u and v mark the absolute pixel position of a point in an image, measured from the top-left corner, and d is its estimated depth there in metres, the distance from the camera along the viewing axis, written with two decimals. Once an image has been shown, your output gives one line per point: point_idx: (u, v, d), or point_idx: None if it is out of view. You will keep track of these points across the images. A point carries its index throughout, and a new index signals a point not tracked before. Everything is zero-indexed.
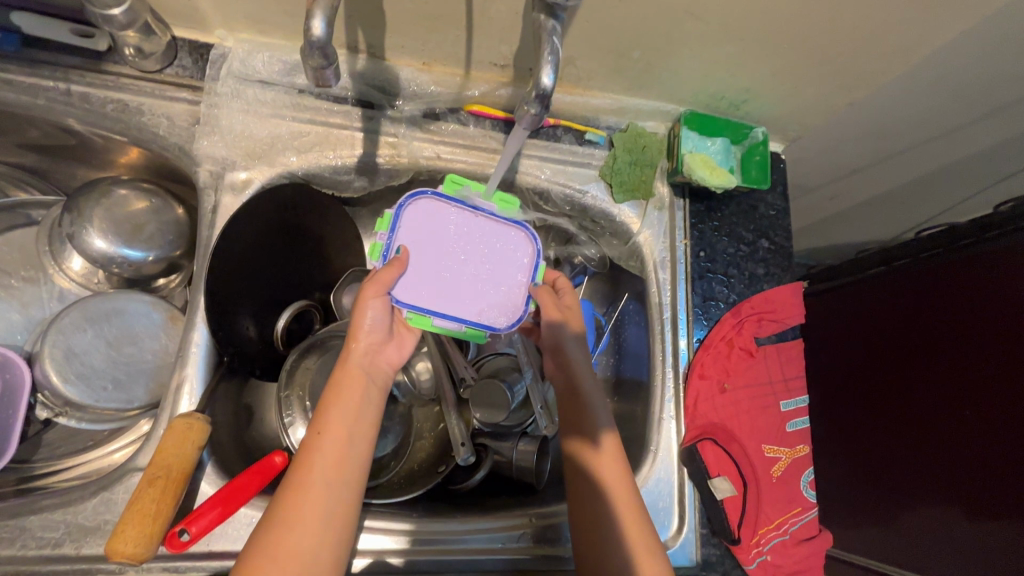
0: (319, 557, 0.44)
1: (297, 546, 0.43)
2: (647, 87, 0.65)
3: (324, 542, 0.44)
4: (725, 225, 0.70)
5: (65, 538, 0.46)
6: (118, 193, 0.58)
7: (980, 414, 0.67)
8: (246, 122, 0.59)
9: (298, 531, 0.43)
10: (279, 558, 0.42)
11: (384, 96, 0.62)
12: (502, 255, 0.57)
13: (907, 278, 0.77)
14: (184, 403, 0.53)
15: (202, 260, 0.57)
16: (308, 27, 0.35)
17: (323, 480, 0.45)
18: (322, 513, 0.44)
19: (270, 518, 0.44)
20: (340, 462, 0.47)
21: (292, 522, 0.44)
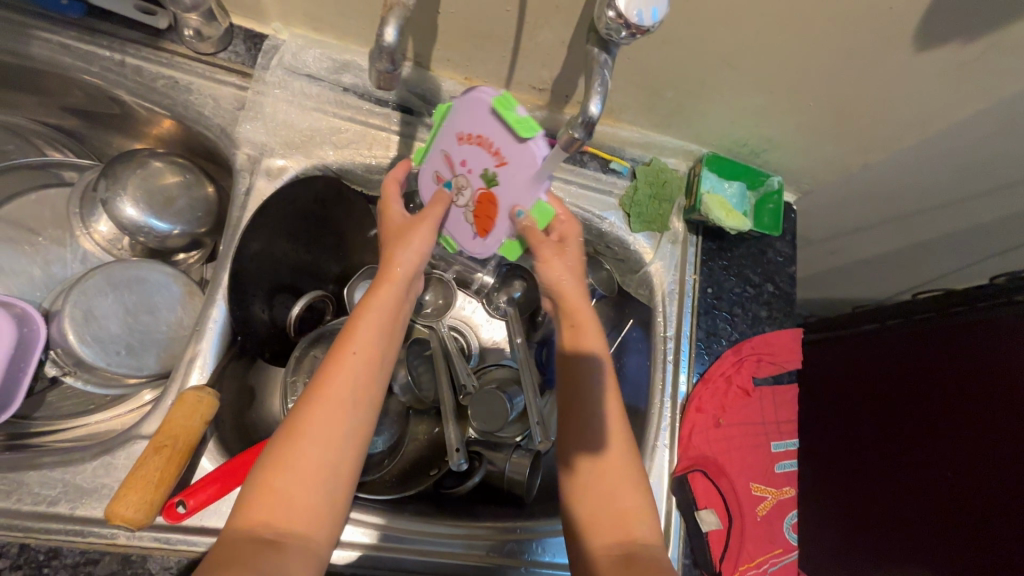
0: (333, 481, 0.43)
1: (311, 465, 0.42)
2: (675, 126, 0.67)
3: (340, 451, 0.44)
4: (734, 265, 0.72)
5: (61, 497, 0.46)
6: (154, 165, 0.60)
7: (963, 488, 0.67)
8: (289, 112, 0.61)
9: (315, 451, 0.43)
10: (292, 479, 0.42)
11: (424, 105, 0.64)
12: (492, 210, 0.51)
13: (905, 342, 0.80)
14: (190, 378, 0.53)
15: (228, 241, 0.58)
16: (380, 33, 0.38)
17: (344, 402, 0.45)
18: (341, 435, 0.44)
19: (293, 428, 0.43)
20: (366, 379, 0.46)
21: (314, 431, 0.43)
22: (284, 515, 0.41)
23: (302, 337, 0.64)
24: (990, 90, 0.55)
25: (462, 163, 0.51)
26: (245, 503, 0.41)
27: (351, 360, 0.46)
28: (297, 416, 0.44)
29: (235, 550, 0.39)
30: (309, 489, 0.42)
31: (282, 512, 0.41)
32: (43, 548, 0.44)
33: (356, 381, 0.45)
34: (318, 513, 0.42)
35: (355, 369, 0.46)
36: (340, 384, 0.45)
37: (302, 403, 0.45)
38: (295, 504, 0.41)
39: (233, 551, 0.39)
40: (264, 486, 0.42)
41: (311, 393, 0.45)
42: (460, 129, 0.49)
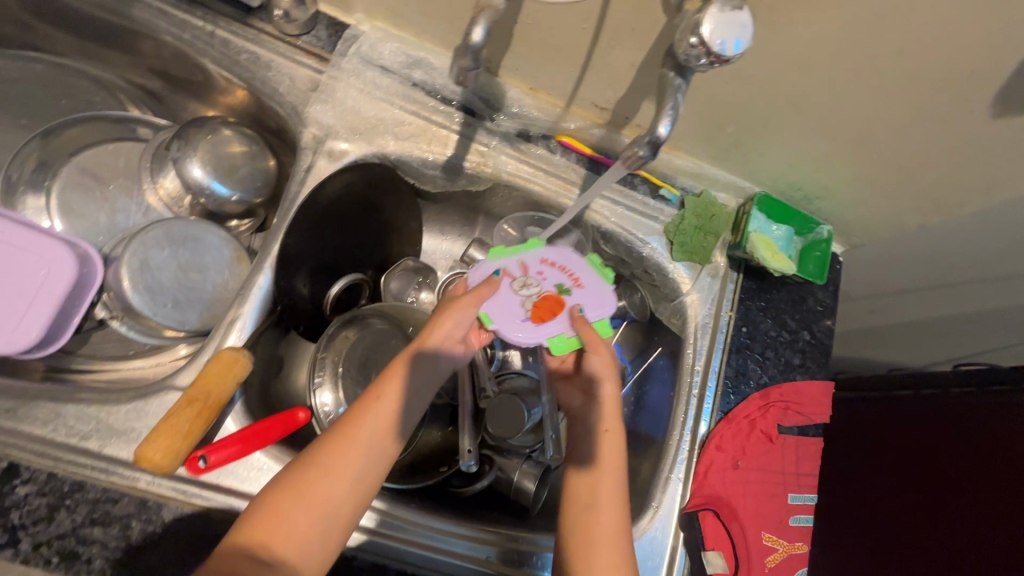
0: (334, 519, 0.45)
1: (318, 501, 0.45)
2: (731, 161, 0.67)
3: (349, 490, 0.46)
4: (772, 308, 0.71)
5: (93, 433, 0.48)
6: (224, 133, 0.62)
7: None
8: (358, 99, 0.63)
9: (326, 490, 0.45)
10: (300, 507, 0.44)
11: (487, 108, 0.66)
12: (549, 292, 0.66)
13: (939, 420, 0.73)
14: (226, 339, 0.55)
15: (284, 213, 0.59)
16: (468, 32, 0.40)
17: (363, 447, 0.47)
18: (352, 475, 0.46)
19: (313, 459, 0.46)
20: (386, 428, 0.49)
21: (331, 467, 0.46)
22: (282, 542, 0.43)
23: (335, 317, 0.66)
24: None
25: (540, 276, 0.65)
26: (251, 523, 0.43)
27: (379, 407, 0.49)
28: (318, 450, 0.47)
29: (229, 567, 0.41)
30: (311, 524, 0.44)
31: (282, 538, 0.43)
32: (67, 479, 0.46)
33: (379, 429, 0.49)
34: (314, 548, 0.44)
35: (377, 417, 0.49)
36: (365, 428, 0.48)
37: (325, 438, 0.47)
38: (293, 535, 0.43)
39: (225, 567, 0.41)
40: (271, 509, 0.44)
41: (336, 431, 0.48)
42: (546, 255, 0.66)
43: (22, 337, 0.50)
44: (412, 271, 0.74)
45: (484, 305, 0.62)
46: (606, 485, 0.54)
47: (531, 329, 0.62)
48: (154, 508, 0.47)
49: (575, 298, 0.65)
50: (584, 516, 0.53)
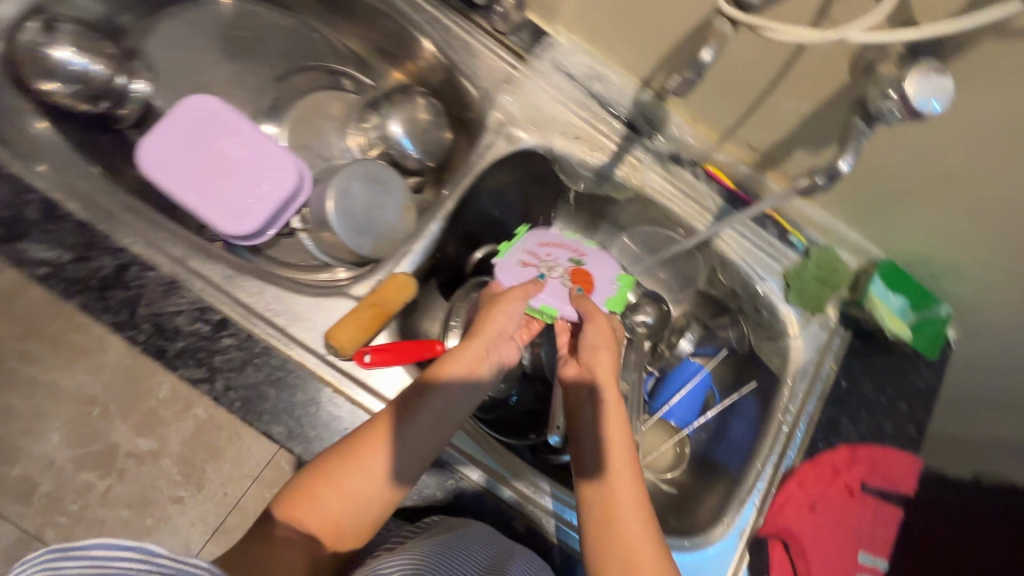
0: (362, 510, 0.50)
1: (347, 493, 0.49)
2: (866, 222, 0.71)
3: (378, 486, 0.50)
4: (874, 372, 0.73)
5: (283, 313, 0.57)
6: (418, 100, 0.74)
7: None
8: (540, 96, 0.72)
9: (353, 483, 0.49)
10: (332, 495, 0.49)
11: (648, 127, 0.73)
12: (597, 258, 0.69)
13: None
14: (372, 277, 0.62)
15: (460, 177, 0.69)
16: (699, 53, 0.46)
17: (395, 446, 0.51)
18: (382, 472, 0.50)
19: (348, 451, 0.50)
20: (421, 430, 0.52)
21: (364, 461, 0.50)
22: (312, 522, 0.48)
23: (474, 277, 0.75)
24: None
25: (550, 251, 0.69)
26: (290, 499, 0.49)
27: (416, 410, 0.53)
28: (354, 442, 0.51)
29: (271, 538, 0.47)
30: (339, 514, 0.49)
31: (312, 519, 0.49)
32: (260, 341, 0.55)
33: (412, 429, 0.52)
34: (343, 532, 0.49)
35: (412, 420, 0.52)
36: (400, 428, 0.52)
37: (363, 433, 0.51)
38: (322, 517, 0.49)
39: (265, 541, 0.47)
40: (306, 491, 0.49)
41: (374, 426, 0.52)
42: (539, 241, 0.69)
43: (248, 222, 0.62)
44: None
45: (538, 300, 0.63)
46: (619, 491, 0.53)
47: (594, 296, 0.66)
48: (314, 386, 0.55)
49: (596, 252, 0.70)
50: (601, 523, 0.52)
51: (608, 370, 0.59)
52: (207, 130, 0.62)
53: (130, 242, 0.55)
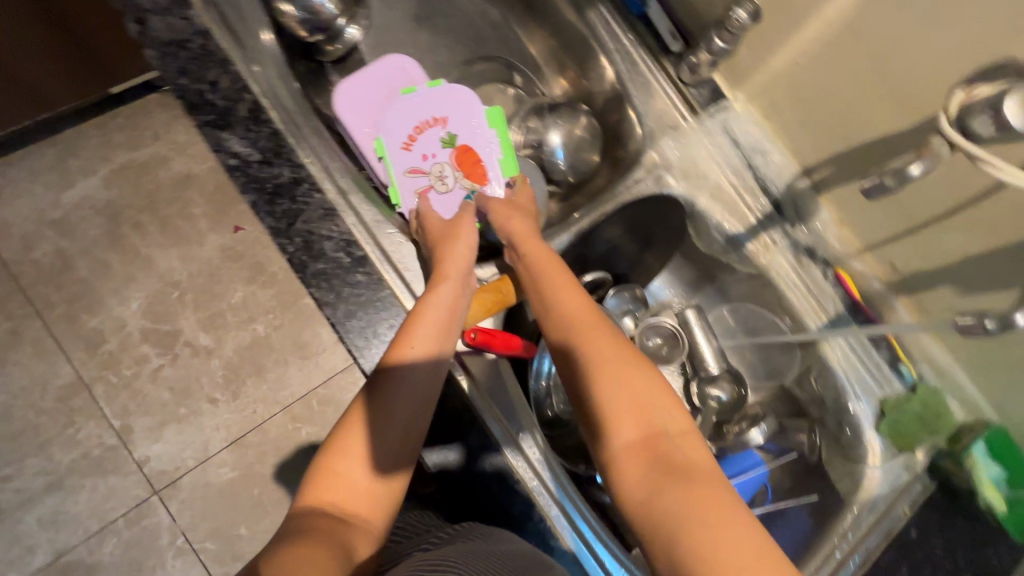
0: (386, 468, 0.49)
1: (369, 457, 0.49)
2: (988, 377, 0.68)
3: (391, 440, 0.50)
4: (951, 535, 0.68)
5: (413, 269, 0.61)
6: (581, 119, 0.78)
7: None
8: (699, 152, 0.73)
9: (370, 442, 0.49)
10: (352, 462, 0.48)
11: (794, 214, 0.73)
12: (451, 101, 0.71)
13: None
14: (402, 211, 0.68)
15: (600, 202, 0.74)
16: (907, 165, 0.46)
17: (396, 396, 0.51)
18: (389, 421, 0.50)
19: (352, 421, 0.51)
20: (410, 366, 0.52)
21: (369, 420, 0.50)
22: (342, 498, 0.47)
23: None
24: None
25: (424, 154, 0.69)
26: (313, 485, 0.48)
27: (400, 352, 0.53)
28: (356, 411, 0.51)
29: (314, 520, 0.44)
30: (369, 482, 0.48)
31: (341, 497, 0.47)
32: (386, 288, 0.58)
33: (405, 366, 0.52)
34: (377, 503, 0.48)
35: (397, 358, 0.53)
36: (390, 372, 0.52)
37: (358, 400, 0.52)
38: (354, 487, 0.48)
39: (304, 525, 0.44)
40: (329, 472, 0.48)
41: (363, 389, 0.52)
42: (401, 141, 0.69)
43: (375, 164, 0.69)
44: (631, 300, 0.85)
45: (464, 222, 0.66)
46: (598, 357, 0.52)
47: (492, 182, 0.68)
48: None
49: (478, 142, 0.70)
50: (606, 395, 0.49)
51: (551, 287, 0.59)
52: (382, 83, 0.73)
53: (308, 161, 0.60)
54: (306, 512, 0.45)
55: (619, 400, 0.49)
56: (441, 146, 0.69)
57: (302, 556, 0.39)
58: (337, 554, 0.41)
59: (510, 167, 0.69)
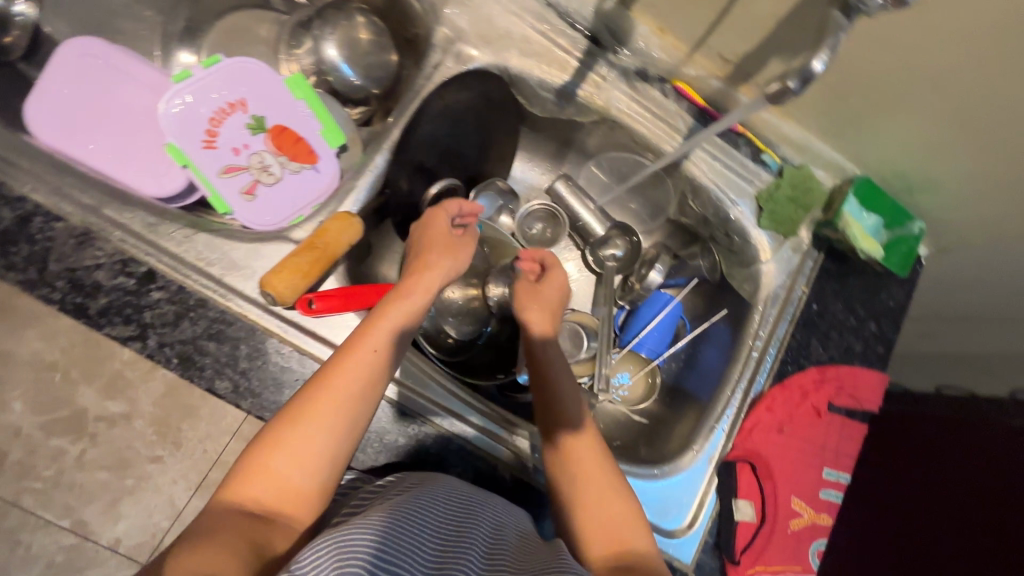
0: (330, 474, 0.46)
1: (306, 452, 0.45)
2: (838, 137, 0.67)
3: (342, 446, 0.47)
4: (845, 294, 0.71)
5: (217, 262, 0.53)
6: (357, 20, 0.66)
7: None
8: (492, 9, 0.65)
9: (311, 436, 0.46)
10: (292, 463, 0.45)
11: (613, 41, 0.67)
12: (264, 92, 0.58)
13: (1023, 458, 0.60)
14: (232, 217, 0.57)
15: (407, 102, 0.63)
16: None
17: (354, 397, 0.48)
18: (344, 426, 0.47)
19: (298, 414, 0.46)
20: (374, 376, 0.49)
21: (319, 420, 0.46)
22: (273, 496, 0.44)
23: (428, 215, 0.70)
24: None
25: (233, 147, 0.56)
26: (238, 479, 0.44)
27: (363, 357, 0.49)
28: (304, 403, 0.47)
29: (228, 521, 0.41)
30: (302, 480, 0.45)
31: (272, 495, 0.44)
32: (194, 294, 0.51)
33: (370, 377, 0.49)
34: (307, 498, 0.45)
35: (362, 364, 0.49)
36: (351, 373, 0.48)
37: (308, 392, 0.47)
38: (287, 483, 0.45)
39: (221, 522, 0.41)
40: (260, 465, 0.45)
41: (317, 384, 0.48)
42: (198, 141, 0.55)
43: (172, 176, 0.56)
44: (499, 193, 0.79)
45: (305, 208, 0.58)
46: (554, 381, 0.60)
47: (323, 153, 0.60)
48: (259, 338, 0.52)
49: (291, 116, 0.59)
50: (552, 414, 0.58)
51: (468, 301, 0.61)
52: (109, 73, 0.57)
53: (29, 190, 0.48)
54: (228, 508, 0.43)
55: (574, 415, 0.58)
56: (251, 133, 0.57)
57: (202, 563, 0.36)
58: (243, 559, 0.38)
59: (336, 136, 0.60)
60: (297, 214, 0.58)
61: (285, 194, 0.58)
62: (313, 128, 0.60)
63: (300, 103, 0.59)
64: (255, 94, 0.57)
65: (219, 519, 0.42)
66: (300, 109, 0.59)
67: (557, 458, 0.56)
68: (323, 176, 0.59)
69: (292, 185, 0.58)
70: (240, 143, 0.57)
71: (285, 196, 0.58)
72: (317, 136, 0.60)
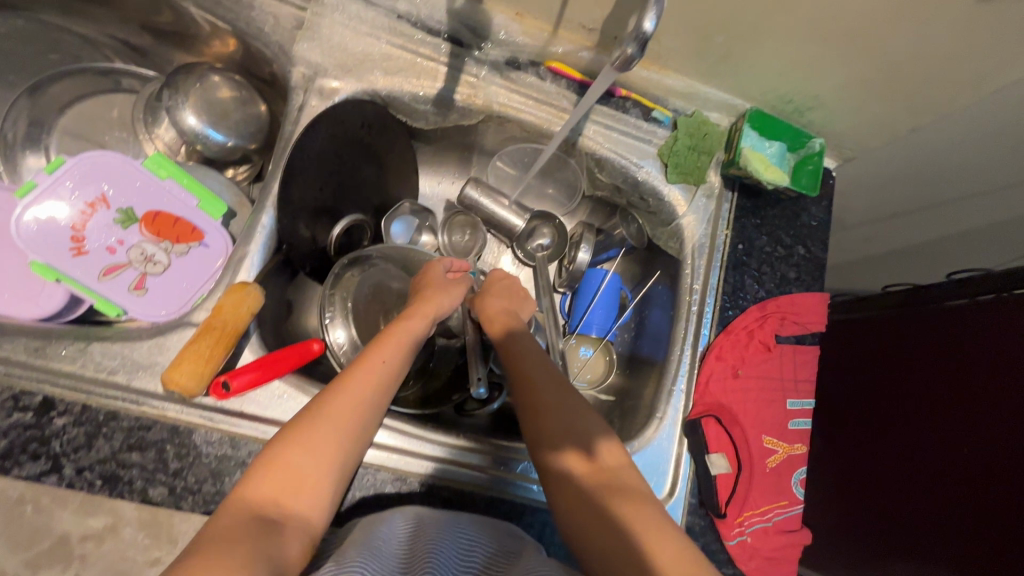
0: (343, 475, 0.46)
1: (329, 450, 0.45)
2: (719, 77, 0.67)
3: (359, 446, 0.47)
4: (767, 225, 0.72)
5: (120, 368, 0.50)
6: (212, 79, 0.62)
7: (934, 502, 0.60)
8: (343, 36, 0.62)
9: (334, 437, 0.46)
10: (311, 461, 0.44)
11: (474, 38, 0.65)
12: (124, 183, 0.55)
13: (964, 319, 0.61)
14: (127, 316, 0.55)
15: (278, 156, 0.61)
16: None
17: (369, 398, 0.49)
18: (361, 425, 0.47)
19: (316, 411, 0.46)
20: (388, 383, 0.51)
21: (338, 418, 0.46)
22: (290, 497, 0.42)
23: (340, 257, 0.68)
24: None
25: (106, 246, 0.54)
26: (251, 482, 0.42)
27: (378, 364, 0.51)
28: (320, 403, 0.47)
29: (239, 527, 0.39)
30: (319, 480, 0.44)
31: (288, 496, 0.42)
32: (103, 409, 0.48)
33: (386, 381, 0.51)
34: (320, 502, 0.44)
35: (377, 370, 0.51)
36: (368, 376, 0.50)
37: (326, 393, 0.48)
38: (308, 485, 0.43)
39: (230, 530, 0.38)
40: (279, 463, 0.43)
41: (334, 387, 0.48)
42: (66, 251, 0.52)
43: (51, 293, 0.54)
44: (410, 214, 0.77)
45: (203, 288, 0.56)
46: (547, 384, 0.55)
47: (206, 228, 0.57)
48: (184, 434, 0.50)
49: (162, 200, 0.56)
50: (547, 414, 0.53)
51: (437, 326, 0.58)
52: None
53: None
54: (239, 510, 0.40)
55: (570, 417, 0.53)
56: (123, 228, 0.54)
57: None
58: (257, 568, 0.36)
59: (217, 207, 0.58)
60: (195, 297, 0.56)
61: (176, 281, 0.56)
62: (189, 206, 0.57)
63: (167, 184, 0.56)
64: (114, 187, 0.54)
65: (228, 526, 0.39)
66: (170, 189, 0.56)
67: (587, 466, 0.50)
68: (213, 252, 0.57)
69: (183, 269, 0.56)
70: (112, 241, 0.54)
71: (177, 281, 0.56)
72: (197, 213, 0.57)
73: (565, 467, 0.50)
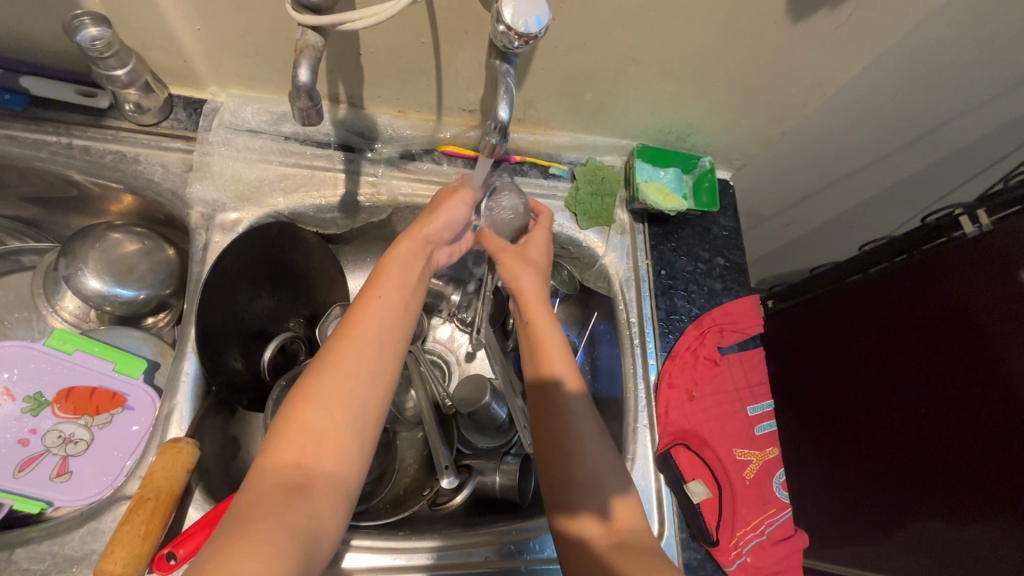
0: (363, 421, 0.45)
1: (344, 403, 0.45)
2: (601, 126, 0.72)
3: (370, 392, 0.46)
4: (683, 246, 0.76)
5: (51, 570, 0.47)
6: (112, 237, 0.61)
7: (935, 449, 0.63)
8: (236, 167, 0.64)
9: (347, 390, 0.45)
10: (325, 413, 0.44)
11: (363, 141, 0.68)
12: (29, 367, 0.53)
13: (911, 286, 0.67)
14: (53, 509, 0.51)
15: (192, 298, 0.60)
16: (295, 74, 0.41)
17: (374, 342, 0.48)
18: (370, 370, 0.47)
19: (322, 365, 0.46)
20: (391, 322, 0.50)
21: (346, 371, 0.46)
22: (314, 454, 0.42)
23: (278, 379, 0.65)
24: (870, 46, 0.60)
25: (20, 440, 0.51)
26: (274, 446, 0.42)
27: (376, 304, 0.50)
28: (327, 358, 0.47)
29: (269, 495, 0.39)
30: (338, 434, 0.44)
31: (311, 454, 0.42)
32: None
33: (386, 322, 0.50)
34: (344, 454, 0.43)
35: (379, 310, 0.50)
36: (369, 319, 0.49)
37: (330, 347, 0.47)
38: (326, 442, 0.43)
39: (260, 503, 0.39)
40: (295, 424, 0.43)
41: (338, 338, 0.48)
42: None
43: None
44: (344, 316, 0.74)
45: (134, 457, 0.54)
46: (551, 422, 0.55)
47: (128, 390, 0.56)
48: None
49: (73, 374, 0.54)
50: (546, 430, 0.55)
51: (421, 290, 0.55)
52: None
53: None
54: (268, 479, 0.40)
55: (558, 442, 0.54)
56: (35, 416, 0.52)
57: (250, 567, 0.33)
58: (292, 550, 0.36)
59: (134, 364, 0.57)
60: (127, 464, 0.53)
61: (104, 455, 0.53)
62: (106, 372, 0.55)
63: (76, 356, 0.54)
64: (20, 373, 0.53)
65: (258, 492, 0.40)
66: (81, 360, 0.55)
67: (602, 527, 0.51)
68: (139, 414, 0.56)
69: (109, 441, 0.54)
70: (25, 433, 0.52)
71: (102, 456, 0.53)
72: (113, 377, 0.55)
73: (580, 525, 0.51)
